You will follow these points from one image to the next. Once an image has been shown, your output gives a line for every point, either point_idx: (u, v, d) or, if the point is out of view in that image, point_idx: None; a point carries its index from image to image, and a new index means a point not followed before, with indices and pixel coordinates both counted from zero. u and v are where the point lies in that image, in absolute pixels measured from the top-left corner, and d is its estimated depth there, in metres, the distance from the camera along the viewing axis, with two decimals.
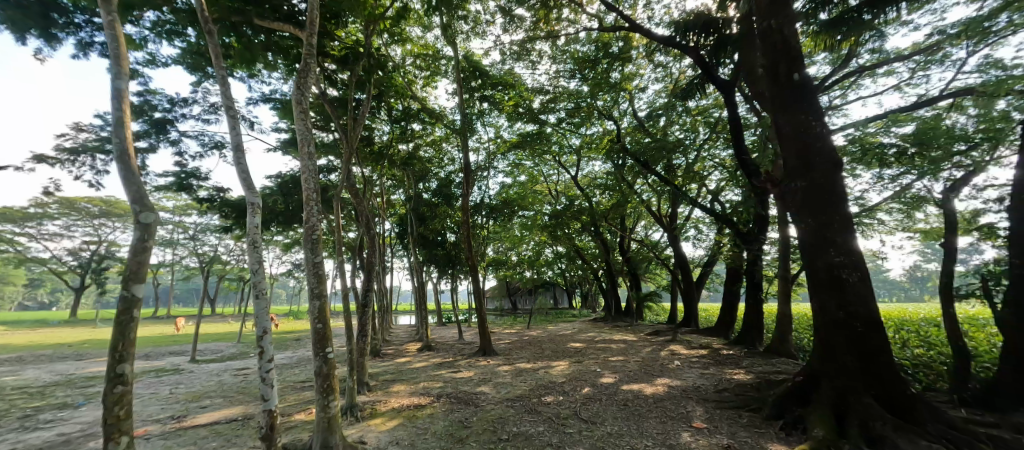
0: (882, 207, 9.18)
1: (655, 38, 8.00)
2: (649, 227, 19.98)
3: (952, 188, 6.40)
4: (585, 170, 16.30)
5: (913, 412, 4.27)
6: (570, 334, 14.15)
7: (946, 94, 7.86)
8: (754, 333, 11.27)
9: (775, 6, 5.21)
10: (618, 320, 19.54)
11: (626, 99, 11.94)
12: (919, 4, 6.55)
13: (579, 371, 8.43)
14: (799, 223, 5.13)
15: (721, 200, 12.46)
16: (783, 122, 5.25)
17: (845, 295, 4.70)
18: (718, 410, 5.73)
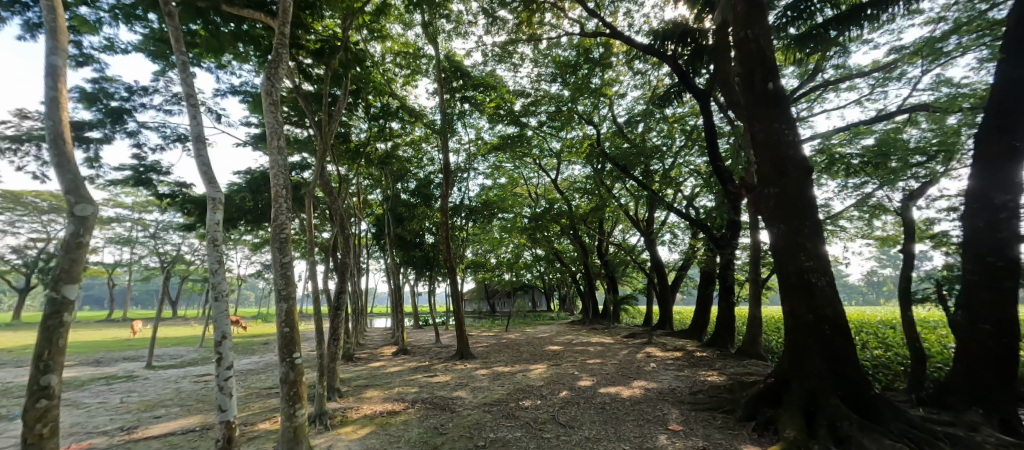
0: (845, 215, 9.59)
1: (635, 45, 8.11)
2: (626, 230, 20.27)
3: (909, 199, 6.71)
4: (565, 173, 16.39)
5: (877, 412, 4.41)
6: (548, 337, 14.14)
7: (903, 109, 8.27)
8: (726, 336, 11.54)
9: (751, 17, 5.35)
10: (595, 322, 19.70)
11: (606, 104, 12.07)
12: (881, 23, 6.88)
13: (556, 375, 8.40)
14: (771, 229, 5.26)
15: (696, 205, 12.74)
16: (757, 130, 5.38)
17: (814, 299, 4.84)
18: (693, 412, 5.79)
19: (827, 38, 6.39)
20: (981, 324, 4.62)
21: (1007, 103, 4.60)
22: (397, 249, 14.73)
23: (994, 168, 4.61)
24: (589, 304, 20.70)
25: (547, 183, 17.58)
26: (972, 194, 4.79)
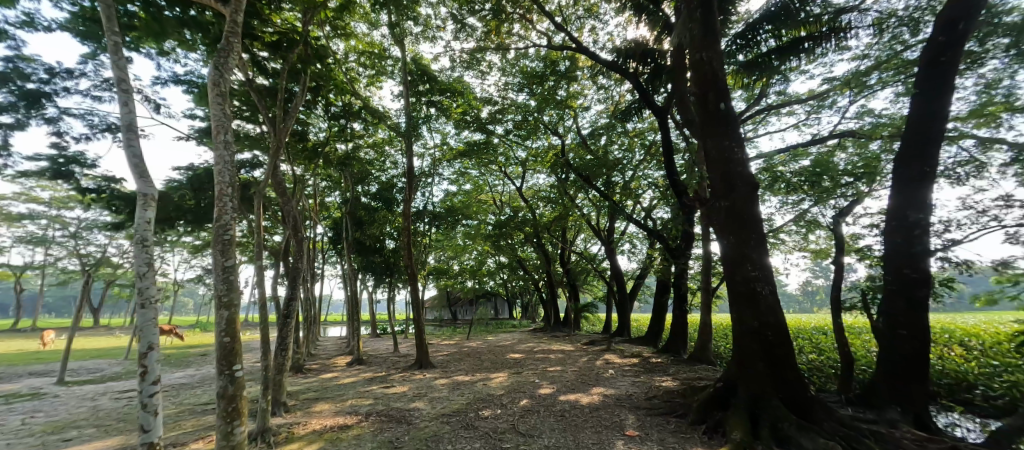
0: (784, 229, 10.30)
1: (600, 61, 8.35)
2: (588, 239, 20.69)
3: (840, 215, 7.31)
4: (529, 182, 16.51)
5: (812, 412, 4.70)
6: (509, 345, 14.05)
7: (833, 134, 9.05)
8: (680, 342, 11.98)
9: (706, 41, 5.61)
10: (557, 330, 19.84)
11: (571, 116, 12.32)
12: (816, 56, 7.51)
13: (517, 383, 8.33)
14: (721, 241, 5.51)
15: (653, 216, 13.23)
16: (710, 147, 5.63)
17: (758, 307, 5.10)
18: (648, 417, 5.92)
19: (771, 66, 6.94)
20: (899, 329, 5.09)
21: (918, 131, 5.13)
22: (355, 254, 14.14)
23: (910, 191, 5.10)
24: (551, 311, 20.84)
25: (511, 191, 17.65)
26: (891, 212, 5.30)
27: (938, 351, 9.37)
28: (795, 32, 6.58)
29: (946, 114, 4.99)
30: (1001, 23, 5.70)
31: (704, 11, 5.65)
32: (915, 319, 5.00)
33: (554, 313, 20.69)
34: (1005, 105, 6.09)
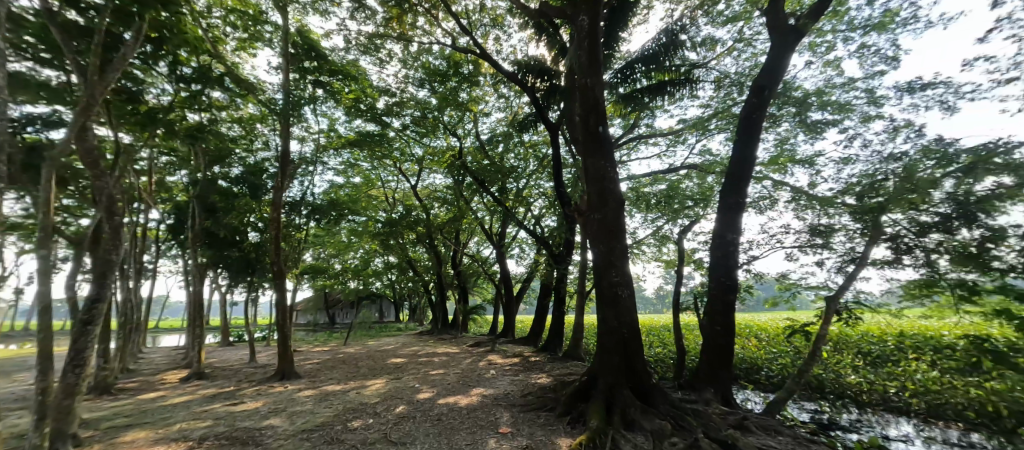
0: (645, 242, 11.83)
1: (501, 70, 8.26)
2: (481, 243, 20.92)
3: (684, 232, 8.71)
4: (425, 181, 16.03)
5: (652, 396, 5.47)
6: (391, 350, 13.34)
7: (684, 165, 10.71)
8: (556, 341, 12.85)
9: (591, 67, 6.04)
10: (444, 332, 19.54)
11: (471, 120, 12.34)
12: (677, 99, 8.81)
13: (395, 388, 7.90)
14: (593, 250, 6.04)
15: (542, 224, 13.98)
16: (589, 165, 6.13)
17: (618, 308, 5.74)
18: (522, 414, 6.13)
19: (642, 102, 7.79)
20: (715, 325, 6.33)
21: (736, 169, 6.49)
22: (205, 247, 11.91)
23: (729, 216, 6.42)
24: (439, 314, 20.47)
25: (405, 188, 16.90)
26: (716, 233, 6.53)
27: (744, 343, 11.77)
28: (660, 76, 7.60)
29: (753, 158, 6.47)
30: (791, 96, 7.56)
31: (590, 41, 5.95)
32: (726, 317, 6.28)
33: (442, 316, 20.37)
34: (791, 157, 8.00)
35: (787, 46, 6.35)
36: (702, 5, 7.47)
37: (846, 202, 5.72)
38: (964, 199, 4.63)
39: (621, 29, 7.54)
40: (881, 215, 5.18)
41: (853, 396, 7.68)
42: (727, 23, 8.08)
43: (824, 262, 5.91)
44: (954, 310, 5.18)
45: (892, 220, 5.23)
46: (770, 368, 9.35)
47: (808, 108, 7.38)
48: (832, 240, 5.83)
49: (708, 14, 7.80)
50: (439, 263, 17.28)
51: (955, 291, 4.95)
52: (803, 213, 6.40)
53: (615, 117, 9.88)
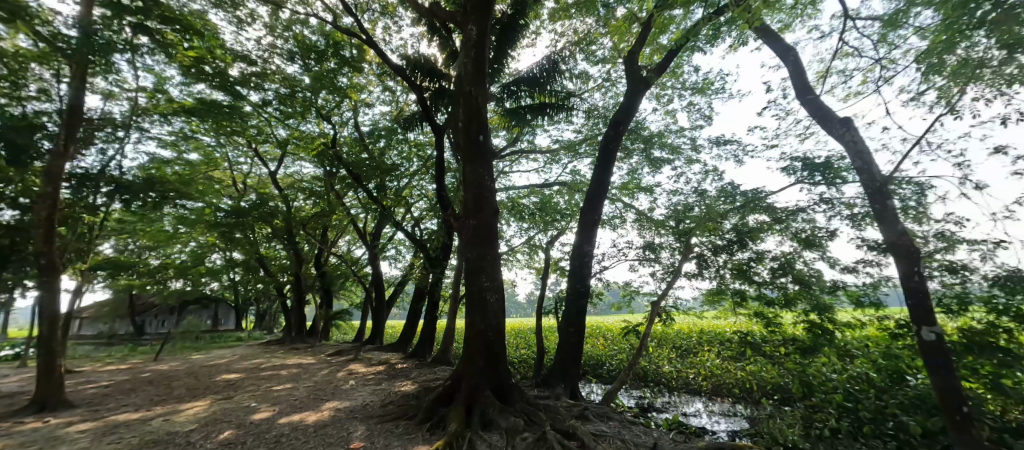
0: (519, 249, 12.51)
1: (389, 62, 7.57)
2: (352, 242, 19.33)
3: (551, 243, 9.50)
4: (289, 168, 14.12)
5: (511, 395, 5.62)
6: (224, 364, 11.24)
7: (557, 181, 11.72)
8: (426, 346, 12.58)
9: (478, 75, 6.05)
10: (298, 341, 17.33)
11: (350, 108, 11.37)
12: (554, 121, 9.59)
13: (225, 407, 6.61)
14: (465, 256, 5.94)
15: (421, 227, 13.60)
16: (468, 171, 6.09)
17: (486, 312, 5.67)
18: (379, 425, 5.59)
19: (525, 119, 8.23)
20: (569, 327, 7.06)
21: (596, 191, 7.38)
22: None
23: (588, 231, 7.24)
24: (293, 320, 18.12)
25: (263, 174, 14.62)
26: (576, 247, 7.29)
27: (593, 343, 13.33)
28: (541, 98, 8.12)
29: (608, 182, 7.43)
30: (639, 135, 8.99)
31: (477, 51, 6.01)
32: (577, 319, 7.05)
33: (298, 322, 18.07)
34: (638, 185, 9.46)
35: (639, 92, 7.51)
36: (581, 42, 8.37)
37: (671, 226, 7.02)
38: (742, 229, 6.12)
39: (510, 47, 7.78)
40: (692, 237, 6.52)
41: (666, 383, 9.40)
42: (599, 63, 9.20)
43: (653, 273, 7.15)
44: (733, 313, 6.79)
45: (698, 241, 6.57)
46: (611, 365, 10.83)
47: (652, 146, 8.85)
48: (659, 255, 7.11)
49: (585, 51, 8.75)
50: (298, 262, 15.32)
51: (734, 297, 6.49)
52: (644, 231, 7.53)
53: (499, 128, 10.08)
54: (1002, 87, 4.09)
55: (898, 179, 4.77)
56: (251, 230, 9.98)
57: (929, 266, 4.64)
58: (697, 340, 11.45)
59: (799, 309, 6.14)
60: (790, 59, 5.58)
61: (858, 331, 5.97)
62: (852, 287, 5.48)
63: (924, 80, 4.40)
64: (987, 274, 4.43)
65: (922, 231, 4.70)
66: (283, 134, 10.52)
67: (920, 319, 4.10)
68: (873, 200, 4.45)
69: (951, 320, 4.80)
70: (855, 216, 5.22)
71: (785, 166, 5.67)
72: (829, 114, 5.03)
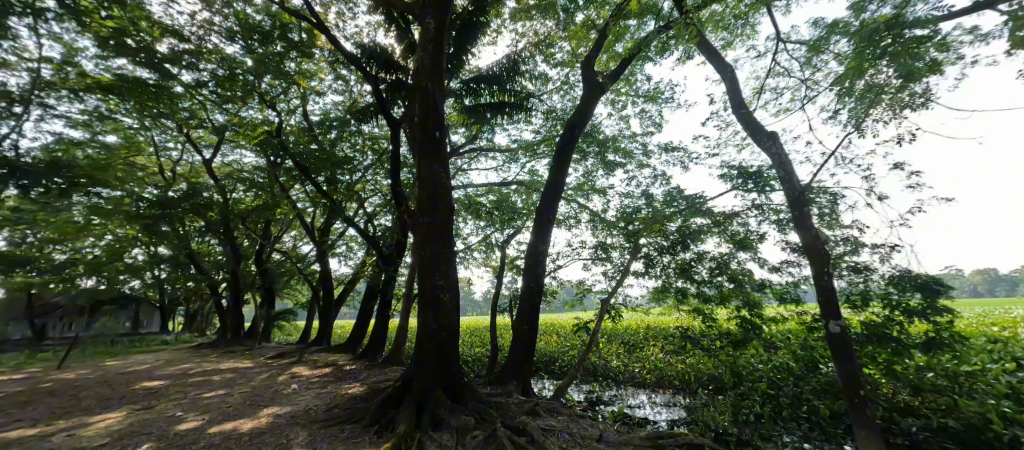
0: (475, 247, 12.45)
1: (343, 51, 7.28)
2: (299, 238, 18.32)
3: (507, 241, 9.56)
4: (228, 157, 13.09)
5: (462, 394, 5.61)
6: (146, 370, 10.22)
7: (514, 180, 11.79)
8: (377, 346, 12.21)
9: (435, 70, 5.94)
10: (236, 343, 16.17)
11: (297, 95, 10.72)
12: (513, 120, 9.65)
13: (145, 418, 6.04)
14: (419, 253, 5.85)
15: (374, 223, 13.15)
16: (423, 167, 5.98)
17: (438, 311, 5.60)
18: (323, 430, 5.38)
19: (484, 117, 8.20)
20: (522, 324, 7.16)
21: (551, 190, 7.53)
22: None
23: (543, 230, 7.37)
24: (231, 321, 16.88)
25: (197, 162, 13.43)
26: (531, 245, 7.38)
27: (546, 340, 13.59)
28: (500, 97, 8.14)
29: (563, 183, 7.60)
30: (594, 137, 9.27)
31: (434, 46, 5.92)
32: (531, 316, 7.17)
33: (236, 323, 16.85)
34: (592, 187, 9.74)
35: (595, 96, 7.74)
36: (540, 44, 8.47)
37: (621, 227, 7.31)
38: (684, 231, 6.50)
39: (470, 44, 7.71)
40: (640, 238, 6.86)
41: (614, 377, 9.79)
42: (558, 66, 9.36)
43: (604, 272, 7.42)
44: (675, 309, 7.18)
45: (646, 242, 6.93)
46: (563, 361, 11.12)
47: (606, 149, 9.16)
48: (610, 255, 7.40)
49: (543, 53, 8.87)
50: (237, 258, 14.27)
51: (677, 295, 6.87)
52: (597, 231, 7.78)
53: (458, 125, 9.93)
54: (900, 110, 4.66)
55: (816, 189, 5.30)
56: (181, 224, 9.13)
57: (838, 267, 5.20)
58: (644, 336, 12.02)
59: (732, 305, 6.63)
60: (728, 75, 6.00)
61: (781, 324, 6.53)
62: (777, 285, 6.02)
63: (838, 101, 4.91)
64: (885, 274, 5.04)
65: (834, 235, 5.25)
66: (220, 120, 9.72)
67: (828, 314, 4.62)
68: (793, 208, 4.92)
69: (856, 314, 5.41)
70: (781, 221, 5.74)
71: (723, 174, 6.10)
72: (761, 128, 5.49)
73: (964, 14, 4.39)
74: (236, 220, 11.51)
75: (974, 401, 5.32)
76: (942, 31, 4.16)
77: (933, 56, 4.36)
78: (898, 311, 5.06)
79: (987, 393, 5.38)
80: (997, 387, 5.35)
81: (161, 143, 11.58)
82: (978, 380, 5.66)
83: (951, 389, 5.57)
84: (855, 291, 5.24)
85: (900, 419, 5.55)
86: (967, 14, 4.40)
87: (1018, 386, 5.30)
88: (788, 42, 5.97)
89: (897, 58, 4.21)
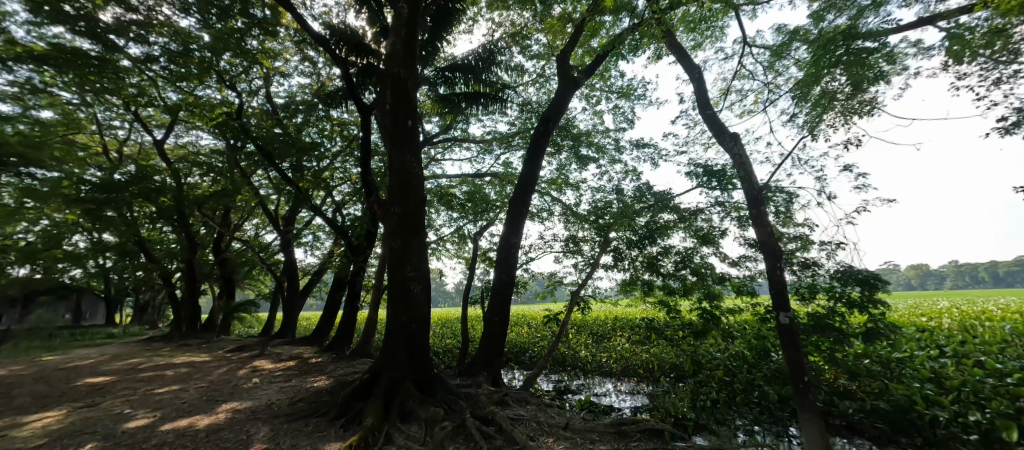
0: (447, 238, 12.34)
1: (309, 32, 6.96)
2: (261, 226, 17.53)
3: (480, 233, 9.55)
4: (182, 138, 12.28)
5: (431, 386, 5.58)
6: (88, 365, 9.55)
7: (488, 172, 11.75)
8: (344, 339, 11.94)
9: (407, 58, 5.78)
10: (191, 336, 15.38)
11: (259, 75, 10.15)
12: (489, 111, 9.59)
13: (88, 417, 5.67)
14: (389, 244, 5.74)
15: (343, 212, 12.76)
16: (394, 156, 5.85)
17: (408, 303, 5.53)
18: (285, 425, 5.24)
19: (458, 107, 8.10)
20: (493, 316, 7.20)
21: (525, 183, 7.56)
22: None
23: (515, 223, 7.41)
24: (185, 313, 16.01)
25: (147, 143, 12.49)
26: (503, 238, 7.41)
27: (517, 332, 13.74)
28: (475, 87, 8.04)
29: (536, 175, 7.64)
30: (568, 132, 9.37)
31: (407, 31, 5.77)
32: (502, 308, 7.22)
33: (191, 315, 16.01)
34: (565, 181, 9.85)
35: (570, 90, 7.80)
36: (516, 35, 8.41)
37: (592, 221, 7.45)
38: (652, 226, 6.69)
39: (445, 30, 7.54)
40: (610, 232, 7.03)
41: (582, 367, 10.03)
42: (534, 58, 9.33)
43: (575, 264, 7.57)
44: (642, 301, 7.41)
45: (616, 236, 7.11)
46: (533, 351, 11.31)
47: (580, 143, 9.28)
48: (581, 248, 7.54)
49: (519, 44, 8.83)
50: (192, 247, 13.50)
51: (644, 287, 7.11)
52: (569, 225, 7.90)
53: (432, 114, 9.72)
54: (849, 116, 4.98)
55: (773, 188, 5.59)
56: (128, 209, 8.51)
57: (789, 262, 5.54)
58: (612, 327, 12.38)
59: (694, 297, 6.90)
60: (697, 76, 6.18)
61: (737, 315, 6.91)
62: (736, 279, 6.33)
63: (796, 105, 5.18)
64: (831, 269, 5.42)
65: (787, 233, 5.58)
66: (174, 100, 9.06)
67: (779, 306, 4.79)
68: (751, 206, 5.14)
69: (805, 306, 5.79)
70: (740, 218, 6.03)
71: (689, 171, 6.31)
72: (725, 129, 5.69)
73: (908, 29, 4.73)
74: (191, 206, 10.85)
75: (902, 384, 5.86)
76: (888, 44, 4.48)
77: (881, 67, 4.68)
78: (842, 303, 5.45)
79: (913, 377, 5.94)
80: (922, 372, 5.91)
81: (106, 121, 10.69)
82: (907, 366, 6.22)
83: (883, 373, 6.11)
84: (804, 284, 5.61)
85: (839, 401, 6.03)
86: (911, 28, 4.75)
87: (940, 370, 5.87)
88: (753, 47, 6.26)
89: (849, 67, 4.49)
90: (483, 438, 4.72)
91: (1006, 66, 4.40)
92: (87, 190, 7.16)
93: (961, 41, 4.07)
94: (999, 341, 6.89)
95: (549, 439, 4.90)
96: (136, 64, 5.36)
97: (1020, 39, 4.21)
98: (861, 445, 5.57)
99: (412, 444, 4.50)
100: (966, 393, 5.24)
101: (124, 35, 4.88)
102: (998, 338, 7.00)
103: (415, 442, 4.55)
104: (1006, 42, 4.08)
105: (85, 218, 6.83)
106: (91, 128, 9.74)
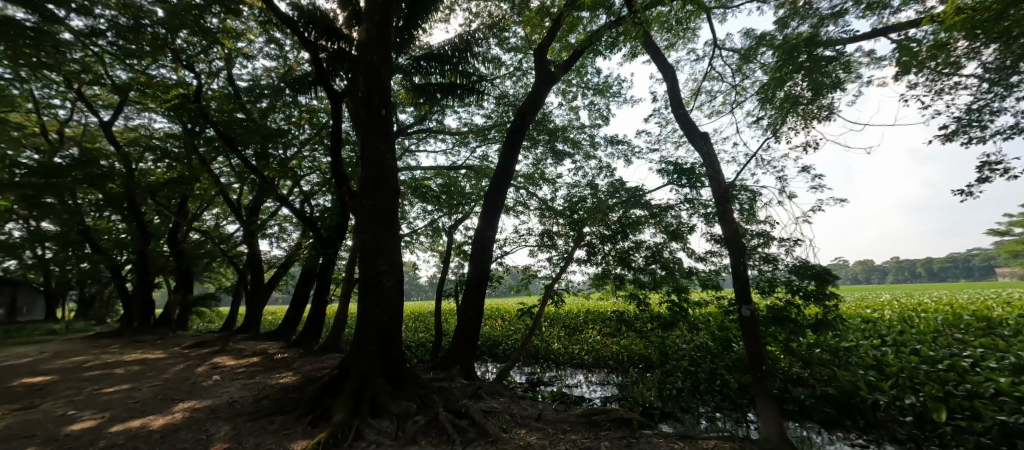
0: (421, 231, 12.12)
1: (275, 11, 6.48)
2: (222, 216, 16.64)
3: (455, 226, 9.43)
4: (132, 121, 11.40)
5: (403, 380, 5.49)
6: (25, 364, 8.83)
7: (464, 165, 11.63)
8: (313, 333, 11.48)
9: (381, 43, 5.59)
10: (143, 332, 14.49)
11: (220, 56, 9.55)
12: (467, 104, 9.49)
13: (27, 419, 5.26)
14: (360, 237, 5.54)
15: (311, 203, 12.27)
16: (367, 146, 5.65)
17: (379, 297, 5.40)
18: (249, 423, 5.06)
19: (434, 97, 7.98)
20: (467, 310, 7.18)
21: (501, 174, 7.50)
22: None
23: (490, 216, 7.37)
24: (138, 308, 15.04)
25: (92, 124, 11.52)
26: (478, 233, 7.38)
27: (491, 325, 13.75)
28: (451, 78, 7.89)
29: (512, 169, 7.60)
30: (544, 128, 9.41)
31: (382, 17, 5.60)
32: (476, 302, 7.19)
33: (143, 310, 15.08)
34: (541, 176, 9.87)
35: (547, 84, 7.83)
36: (494, 27, 8.27)
37: (567, 215, 7.50)
38: (624, 221, 6.78)
39: (421, 18, 7.29)
40: (584, 227, 7.08)
41: (555, 359, 10.22)
42: (512, 50, 9.24)
43: (549, 259, 7.62)
44: (613, 293, 7.59)
45: (590, 230, 7.18)
46: (507, 344, 11.41)
47: (555, 139, 9.31)
48: (556, 242, 7.60)
49: (497, 36, 8.72)
50: (145, 238, 12.63)
51: (616, 281, 7.29)
52: (546, 219, 7.88)
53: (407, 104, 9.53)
54: (808, 120, 5.24)
55: (738, 187, 5.80)
56: (72, 195, 7.84)
57: (751, 256, 5.80)
58: (585, 320, 12.69)
59: (662, 290, 7.15)
60: (670, 76, 6.28)
61: (703, 307, 7.15)
62: (702, 273, 6.55)
63: (762, 107, 5.35)
64: (787, 264, 5.67)
65: (751, 229, 5.83)
66: (124, 78, 8.39)
67: (742, 299, 4.93)
68: (718, 203, 5.28)
69: (764, 298, 6.07)
70: (708, 215, 6.22)
71: (660, 168, 6.39)
72: (696, 129, 5.82)
73: (864, 39, 5.02)
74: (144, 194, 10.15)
75: (848, 371, 6.32)
76: (846, 53, 4.72)
77: (838, 74, 4.94)
78: (798, 296, 5.75)
79: (858, 364, 6.41)
80: (866, 360, 6.41)
81: (45, 99, 9.76)
82: (853, 354, 6.72)
83: (832, 361, 6.58)
84: (764, 278, 5.88)
85: (792, 388, 6.41)
86: (867, 39, 5.03)
87: (881, 359, 6.39)
88: (722, 48, 6.49)
89: (810, 73, 4.71)
90: (456, 431, 4.70)
91: (948, 78, 4.76)
92: (21, 175, 6.46)
93: (910, 53, 4.33)
94: (933, 331, 7.52)
95: (522, 430, 4.96)
96: (80, 38, 4.88)
97: (961, 53, 4.54)
98: (810, 429, 5.91)
99: (384, 440, 4.42)
100: (903, 379, 5.70)
101: (65, 8, 4.37)
102: (932, 328, 7.64)
103: (387, 438, 4.47)
104: (948, 56, 4.41)
105: (21, 204, 6.17)
106: (27, 106, 8.88)
